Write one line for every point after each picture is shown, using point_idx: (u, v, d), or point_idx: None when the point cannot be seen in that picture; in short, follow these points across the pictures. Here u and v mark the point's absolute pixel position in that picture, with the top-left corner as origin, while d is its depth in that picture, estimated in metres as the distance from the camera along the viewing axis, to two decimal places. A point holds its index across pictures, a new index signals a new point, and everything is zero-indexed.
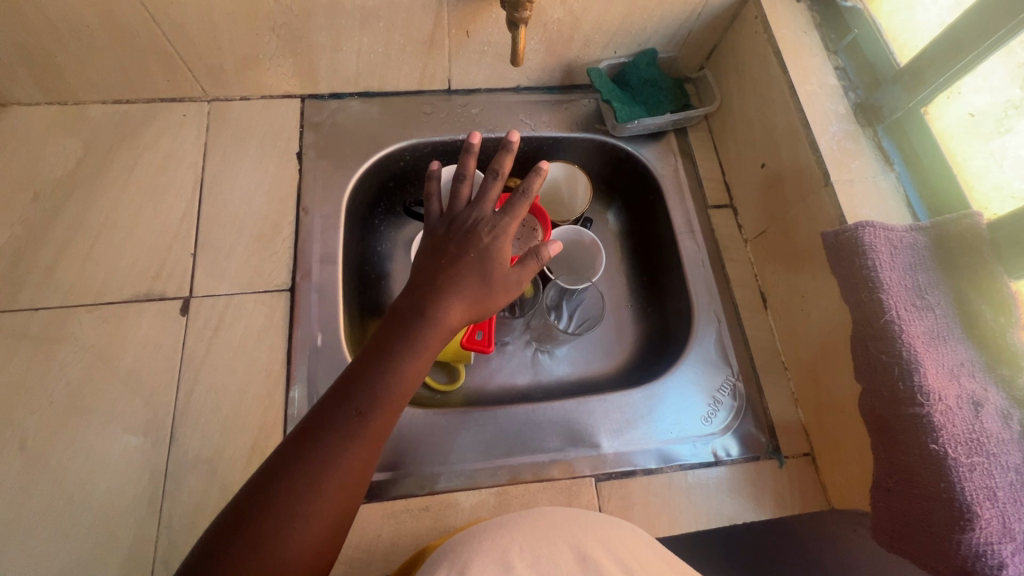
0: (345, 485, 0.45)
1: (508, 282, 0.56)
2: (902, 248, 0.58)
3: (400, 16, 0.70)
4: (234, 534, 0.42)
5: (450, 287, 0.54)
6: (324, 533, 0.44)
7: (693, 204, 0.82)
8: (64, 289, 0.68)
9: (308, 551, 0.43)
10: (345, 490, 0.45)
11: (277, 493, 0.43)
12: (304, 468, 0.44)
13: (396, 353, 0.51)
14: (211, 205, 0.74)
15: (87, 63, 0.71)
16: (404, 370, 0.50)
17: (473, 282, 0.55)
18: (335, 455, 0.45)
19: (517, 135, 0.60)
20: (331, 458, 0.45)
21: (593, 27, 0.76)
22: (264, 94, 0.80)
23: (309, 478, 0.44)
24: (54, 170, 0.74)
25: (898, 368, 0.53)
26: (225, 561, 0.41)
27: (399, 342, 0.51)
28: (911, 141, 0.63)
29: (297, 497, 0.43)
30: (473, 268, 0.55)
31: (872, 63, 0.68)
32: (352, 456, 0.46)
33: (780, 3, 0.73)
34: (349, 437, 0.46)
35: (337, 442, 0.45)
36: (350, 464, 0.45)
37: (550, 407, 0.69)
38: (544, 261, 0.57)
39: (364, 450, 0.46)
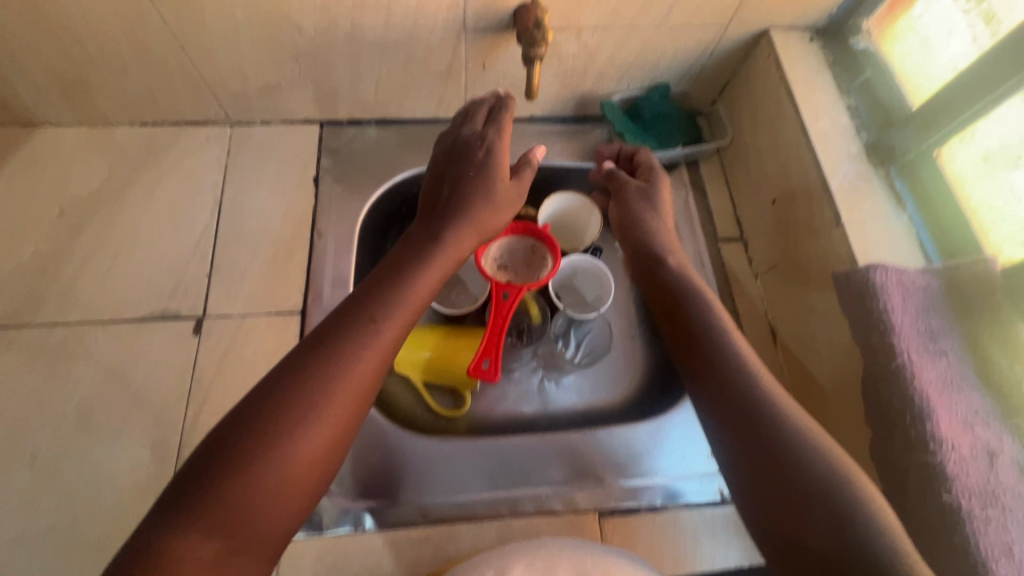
0: (351, 406, 0.43)
1: (513, 195, 0.64)
2: (915, 291, 0.57)
3: (418, 49, 0.72)
4: (230, 441, 0.40)
5: (464, 213, 0.59)
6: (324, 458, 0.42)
7: (704, 236, 0.81)
8: (82, 305, 0.69)
9: (302, 473, 0.40)
10: (354, 399, 0.44)
11: (280, 401, 0.42)
12: (313, 375, 0.43)
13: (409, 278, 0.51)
14: (228, 225, 0.76)
15: (118, 87, 0.74)
16: (417, 296, 0.51)
17: (480, 201, 0.60)
18: (343, 369, 0.44)
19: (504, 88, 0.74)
20: (337, 370, 0.44)
21: (607, 62, 0.77)
22: (284, 119, 0.82)
23: (313, 393, 0.42)
24: (80, 188, 0.76)
25: (911, 418, 0.52)
26: (229, 456, 0.39)
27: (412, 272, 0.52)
28: (923, 184, 0.63)
29: (302, 407, 0.42)
30: (477, 184, 0.61)
31: (885, 104, 0.68)
32: (358, 372, 0.44)
33: (793, 43, 0.74)
34: (358, 348, 0.45)
35: (349, 351, 0.45)
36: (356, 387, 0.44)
37: (556, 439, 0.68)
38: (535, 167, 0.67)
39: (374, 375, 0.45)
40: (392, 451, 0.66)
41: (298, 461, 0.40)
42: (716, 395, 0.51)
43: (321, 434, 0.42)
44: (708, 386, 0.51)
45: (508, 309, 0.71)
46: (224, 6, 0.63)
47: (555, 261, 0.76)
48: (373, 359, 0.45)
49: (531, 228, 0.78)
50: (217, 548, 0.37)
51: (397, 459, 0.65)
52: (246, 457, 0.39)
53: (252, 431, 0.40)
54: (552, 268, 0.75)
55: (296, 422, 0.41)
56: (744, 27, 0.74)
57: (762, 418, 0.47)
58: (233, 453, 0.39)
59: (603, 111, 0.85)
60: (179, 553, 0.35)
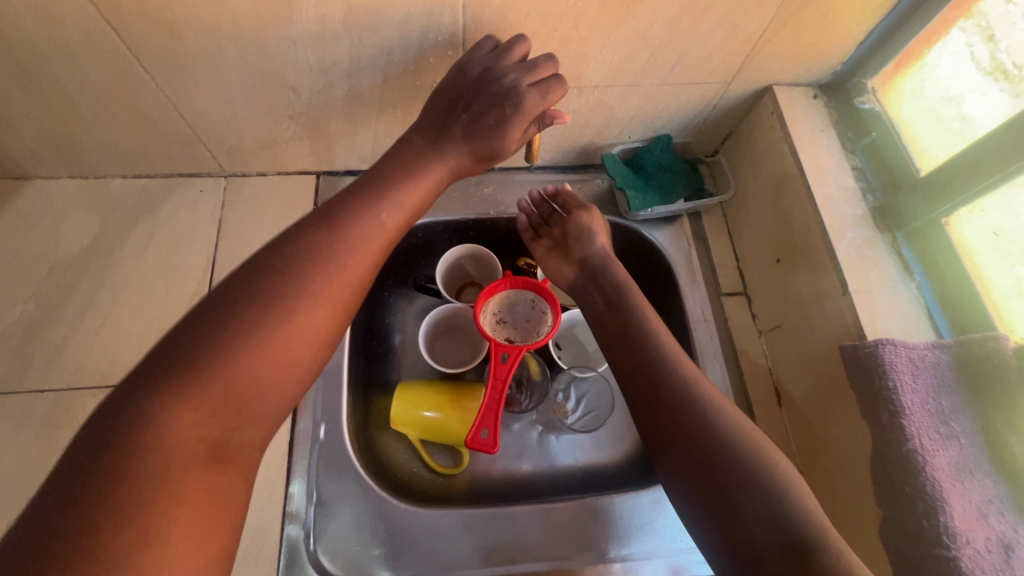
0: (317, 315, 0.50)
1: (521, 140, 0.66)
2: (924, 368, 0.56)
3: (417, 107, 0.71)
4: (198, 337, 0.45)
5: (462, 139, 0.64)
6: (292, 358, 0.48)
7: (706, 290, 0.80)
8: (72, 370, 0.68)
9: (273, 366, 0.47)
10: (317, 317, 0.50)
11: (246, 303, 0.48)
12: (275, 291, 0.49)
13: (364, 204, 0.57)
14: (221, 283, 0.74)
15: (110, 144, 0.72)
16: (373, 221, 0.56)
17: (485, 143, 0.64)
18: (303, 283, 0.50)
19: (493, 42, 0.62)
20: (298, 283, 0.50)
21: (608, 116, 0.76)
22: (280, 170, 0.81)
23: (276, 300, 0.48)
24: (71, 245, 0.74)
25: (925, 509, 0.51)
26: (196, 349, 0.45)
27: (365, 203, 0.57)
28: (931, 251, 0.62)
29: (267, 312, 0.48)
30: (489, 127, 0.63)
31: (891, 167, 0.68)
32: (318, 286, 0.51)
33: (797, 101, 0.73)
34: (319, 275, 0.51)
35: (312, 278, 0.50)
36: (321, 301, 0.51)
37: (556, 510, 0.66)
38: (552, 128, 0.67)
39: (335, 289, 0.52)
40: (387, 525, 0.64)
41: (268, 358, 0.47)
42: (714, 463, 0.52)
43: (288, 335, 0.48)
44: (703, 460, 0.53)
45: (507, 371, 0.68)
46: (219, 70, 0.62)
47: (555, 318, 0.73)
48: (335, 274, 0.52)
49: (530, 281, 0.75)
50: (207, 430, 0.43)
51: (393, 533, 0.64)
52: (217, 352, 0.45)
53: (220, 331, 0.46)
54: (552, 326, 0.72)
55: (263, 325, 0.47)
56: (747, 84, 0.73)
57: (763, 496, 0.49)
58: (202, 349, 0.45)
59: (603, 162, 0.83)
60: (169, 429, 0.42)
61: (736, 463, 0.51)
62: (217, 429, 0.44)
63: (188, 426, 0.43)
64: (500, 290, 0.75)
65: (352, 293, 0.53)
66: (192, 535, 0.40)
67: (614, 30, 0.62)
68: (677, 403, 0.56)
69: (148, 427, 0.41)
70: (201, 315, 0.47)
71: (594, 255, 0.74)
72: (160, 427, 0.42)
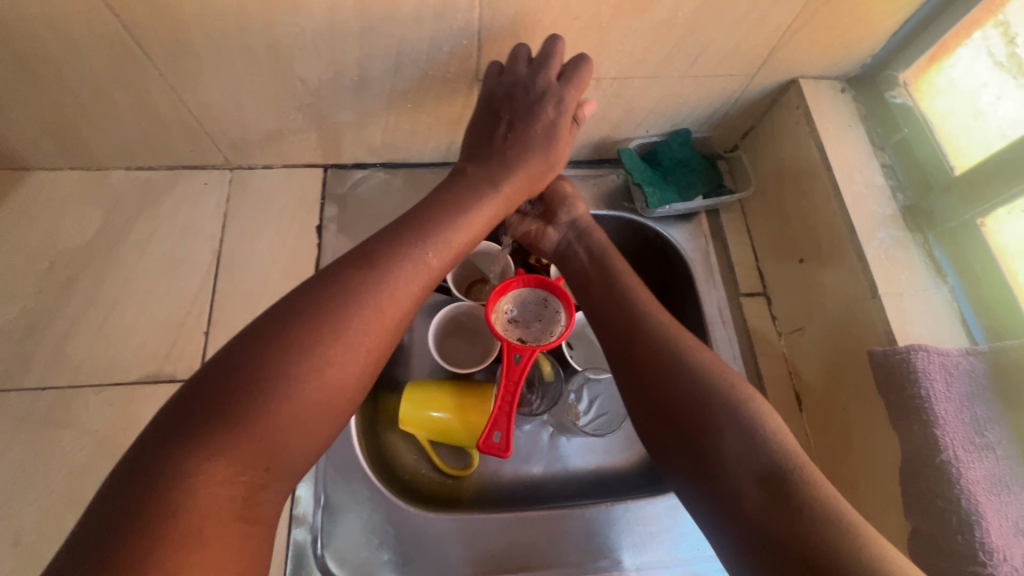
0: (350, 364, 0.47)
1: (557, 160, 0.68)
2: (958, 376, 0.53)
3: (429, 98, 0.68)
4: (233, 385, 0.43)
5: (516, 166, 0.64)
6: (322, 407, 0.45)
7: (724, 289, 0.78)
8: (73, 368, 0.66)
9: (303, 415, 0.44)
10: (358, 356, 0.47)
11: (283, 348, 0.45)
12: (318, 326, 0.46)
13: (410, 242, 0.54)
14: (226, 279, 0.72)
15: (111, 135, 0.70)
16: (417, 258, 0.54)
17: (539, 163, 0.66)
18: (341, 327, 0.47)
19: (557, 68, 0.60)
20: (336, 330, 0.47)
21: (626, 109, 0.73)
22: (286, 163, 0.78)
23: (319, 336, 0.46)
24: (73, 238, 0.73)
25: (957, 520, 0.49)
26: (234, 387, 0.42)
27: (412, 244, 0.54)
28: (965, 254, 0.60)
29: (300, 358, 0.45)
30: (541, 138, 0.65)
31: (923, 165, 0.65)
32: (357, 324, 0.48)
33: (823, 95, 0.71)
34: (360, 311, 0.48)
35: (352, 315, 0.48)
36: (356, 350, 0.47)
37: (570, 517, 0.64)
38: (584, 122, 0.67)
39: (375, 331, 0.49)
40: (394, 528, 0.62)
41: (301, 408, 0.44)
42: (728, 457, 0.49)
43: (323, 385, 0.45)
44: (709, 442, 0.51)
45: (520, 373, 0.66)
46: (224, 59, 0.60)
47: (568, 318, 0.70)
48: (376, 318, 0.49)
49: (545, 279, 0.72)
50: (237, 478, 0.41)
51: (403, 539, 0.62)
52: (250, 401, 0.42)
53: (262, 370, 0.43)
54: (565, 327, 0.69)
55: (299, 372, 0.44)
56: (772, 76, 0.70)
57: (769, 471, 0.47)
58: (240, 391, 0.42)
59: (620, 157, 0.80)
60: (205, 478, 0.39)
61: (756, 455, 0.48)
62: (248, 480, 0.41)
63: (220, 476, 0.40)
64: (513, 288, 0.73)
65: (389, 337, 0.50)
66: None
67: (637, 19, 0.59)
68: (693, 409, 0.52)
69: (180, 476, 0.39)
70: (236, 359, 0.44)
71: (578, 221, 0.74)
72: (191, 477, 0.39)
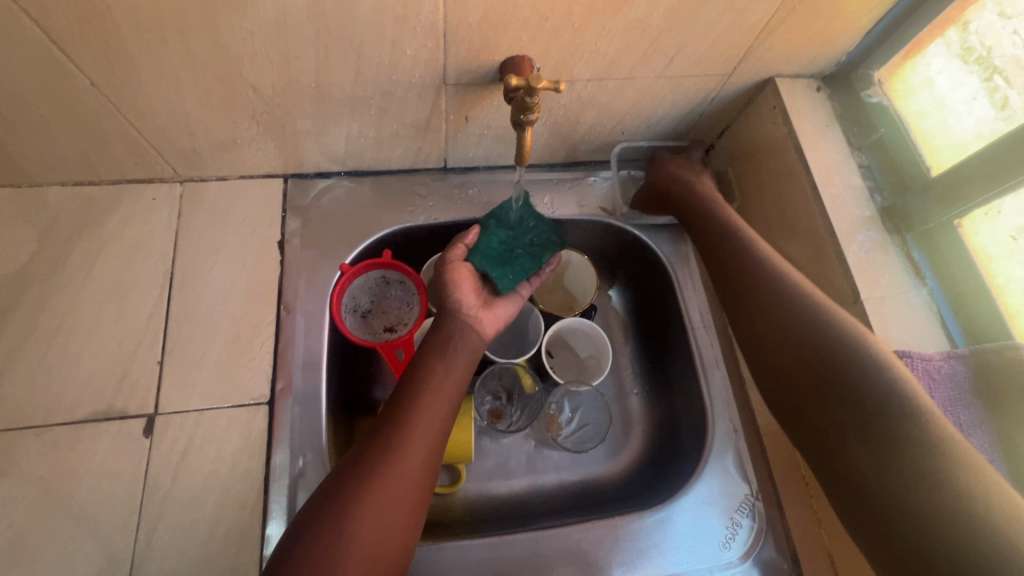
0: (401, 510, 0.50)
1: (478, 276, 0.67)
2: (941, 380, 0.53)
3: (394, 104, 0.64)
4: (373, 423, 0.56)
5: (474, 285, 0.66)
6: (381, 530, 0.49)
7: (705, 293, 0.76)
8: (11, 408, 0.60)
9: (433, 421, 0.56)
10: (430, 430, 0.55)
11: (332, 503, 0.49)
12: (399, 425, 0.54)
13: (402, 427, 0.54)
14: (182, 302, 0.67)
15: (43, 149, 0.64)
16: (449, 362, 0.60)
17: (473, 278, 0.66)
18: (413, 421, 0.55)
19: (544, 80, 0.55)
20: (408, 441, 0.53)
21: (602, 110, 0.70)
22: (242, 174, 0.73)
23: (397, 430, 0.54)
24: (5, 265, 0.66)
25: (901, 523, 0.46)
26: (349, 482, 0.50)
27: (413, 424, 0.54)
28: (943, 255, 0.60)
29: (352, 505, 0.49)
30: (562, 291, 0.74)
31: (899, 165, 0.65)
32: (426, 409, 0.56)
33: (799, 94, 0.69)
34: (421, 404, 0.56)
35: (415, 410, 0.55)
36: (433, 411, 0.56)
37: (556, 535, 0.63)
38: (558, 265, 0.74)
39: (419, 463, 0.53)
40: None
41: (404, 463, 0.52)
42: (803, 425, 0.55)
43: (424, 431, 0.55)
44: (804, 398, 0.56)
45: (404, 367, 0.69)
46: (165, 66, 0.55)
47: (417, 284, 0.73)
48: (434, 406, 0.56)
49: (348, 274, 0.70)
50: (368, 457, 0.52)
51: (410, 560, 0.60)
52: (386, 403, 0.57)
53: (365, 462, 0.51)
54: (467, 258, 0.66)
55: (388, 457, 0.52)
56: (749, 75, 0.68)
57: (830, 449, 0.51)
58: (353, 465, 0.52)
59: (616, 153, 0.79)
60: (350, 464, 0.52)
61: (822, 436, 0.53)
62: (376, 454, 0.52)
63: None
64: (348, 285, 0.71)
65: (427, 462, 0.54)
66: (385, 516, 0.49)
67: (611, 18, 0.56)
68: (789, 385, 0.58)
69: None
70: (341, 469, 0.52)
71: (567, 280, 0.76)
72: (347, 461, 0.52)
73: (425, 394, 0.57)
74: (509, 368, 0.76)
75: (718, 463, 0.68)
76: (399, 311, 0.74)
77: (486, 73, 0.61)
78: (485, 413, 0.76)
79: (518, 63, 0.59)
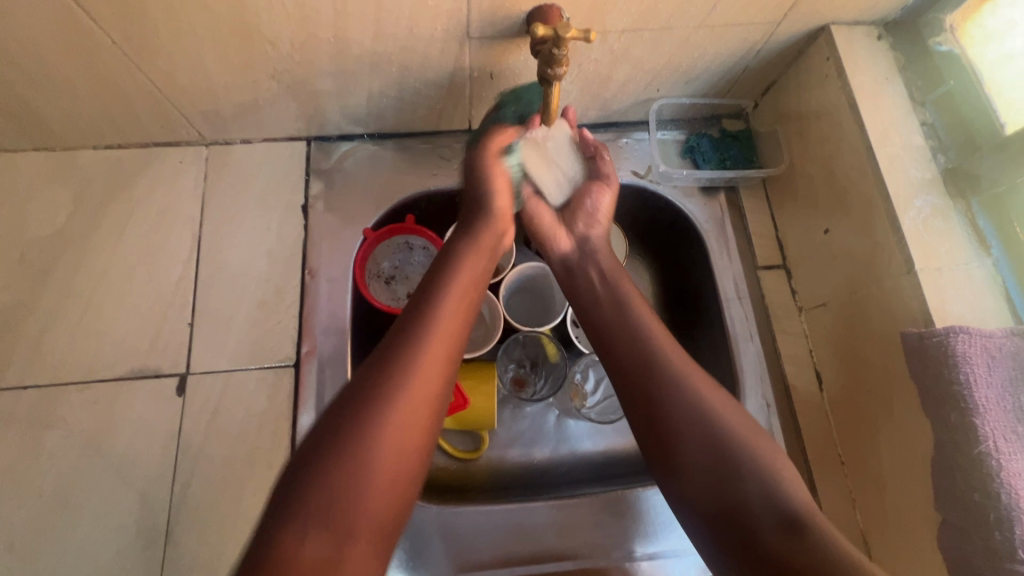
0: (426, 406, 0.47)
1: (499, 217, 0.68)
2: (1001, 359, 0.49)
3: (416, 60, 0.61)
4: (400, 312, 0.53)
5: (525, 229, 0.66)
6: (402, 444, 0.46)
7: (741, 263, 0.72)
8: (54, 365, 0.63)
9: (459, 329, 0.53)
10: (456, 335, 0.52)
11: (334, 441, 0.44)
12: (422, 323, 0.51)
13: (414, 349, 0.49)
14: (209, 264, 0.68)
15: (71, 111, 0.64)
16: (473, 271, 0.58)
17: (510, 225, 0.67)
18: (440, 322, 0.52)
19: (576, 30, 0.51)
20: (431, 341, 0.50)
21: (636, 64, 0.65)
22: (265, 137, 0.72)
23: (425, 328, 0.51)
24: (41, 227, 0.68)
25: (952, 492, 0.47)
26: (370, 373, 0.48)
27: (420, 351, 0.49)
28: (1013, 223, 0.54)
29: (369, 418, 0.45)
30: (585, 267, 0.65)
31: (968, 121, 0.58)
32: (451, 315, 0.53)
33: (857, 45, 0.63)
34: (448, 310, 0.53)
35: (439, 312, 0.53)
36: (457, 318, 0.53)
37: (577, 503, 0.63)
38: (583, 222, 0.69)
39: (430, 393, 0.48)
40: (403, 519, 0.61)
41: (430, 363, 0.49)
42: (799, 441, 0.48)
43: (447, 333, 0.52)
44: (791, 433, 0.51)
45: None
46: (182, 23, 0.53)
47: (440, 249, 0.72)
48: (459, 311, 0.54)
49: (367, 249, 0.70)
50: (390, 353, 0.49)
51: (429, 523, 0.61)
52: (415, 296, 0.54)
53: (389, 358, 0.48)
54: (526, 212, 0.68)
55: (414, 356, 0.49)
56: (800, 23, 0.62)
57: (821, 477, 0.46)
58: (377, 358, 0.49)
59: (655, 111, 0.74)
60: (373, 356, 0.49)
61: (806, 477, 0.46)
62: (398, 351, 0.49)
63: (300, 548, 0.40)
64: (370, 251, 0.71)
65: (440, 393, 0.49)
66: (412, 417, 0.47)
67: None
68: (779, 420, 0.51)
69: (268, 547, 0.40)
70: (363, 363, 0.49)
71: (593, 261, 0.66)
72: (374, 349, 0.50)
73: (445, 306, 0.53)
74: (532, 337, 0.75)
75: None
76: (422, 277, 0.73)
77: (512, 24, 0.57)
78: (508, 380, 0.76)
79: (545, 10, 0.54)
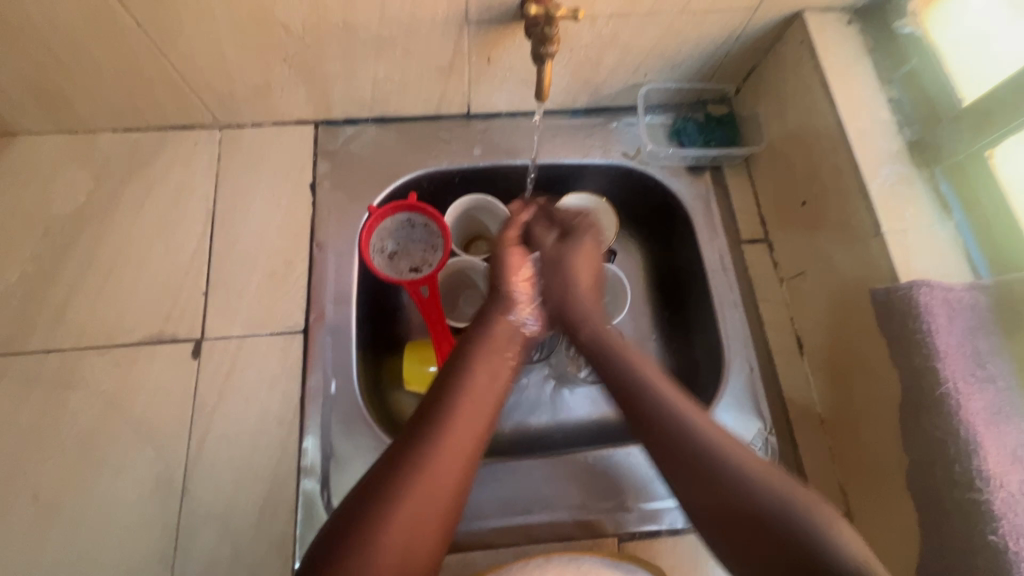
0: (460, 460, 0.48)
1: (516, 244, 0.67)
2: (961, 310, 0.53)
3: (419, 44, 0.66)
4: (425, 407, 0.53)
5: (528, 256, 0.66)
6: (431, 494, 0.46)
7: (726, 238, 0.77)
8: (76, 331, 0.66)
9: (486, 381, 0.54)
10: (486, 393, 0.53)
11: (364, 511, 0.45)
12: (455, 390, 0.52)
13: (448, 414, 0.50)
14: (222, 238, 0.72)
15: (95, 94, 0.68)
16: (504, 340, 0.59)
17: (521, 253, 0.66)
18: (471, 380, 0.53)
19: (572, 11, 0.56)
20: (462, 402, 0.51)
21: (624, 49, 0.70)
22: (275, 121, 0.77)
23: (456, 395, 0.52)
24: (65, 204, 0.72)
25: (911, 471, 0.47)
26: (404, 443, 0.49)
27: (456, 409, 0.51)
28: (972, 188, 0.59)
29: (399, 486, 0.46)
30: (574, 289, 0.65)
31: (931, 97, 0.63)
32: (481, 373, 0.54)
33: (828, 29, 0.68)
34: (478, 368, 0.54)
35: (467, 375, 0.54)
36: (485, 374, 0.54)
37: (571, 459, 0.66)
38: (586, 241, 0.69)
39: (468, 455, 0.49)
40: None
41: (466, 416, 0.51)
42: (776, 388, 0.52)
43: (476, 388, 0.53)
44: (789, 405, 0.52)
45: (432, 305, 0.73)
46: (203, 7, 0.58)
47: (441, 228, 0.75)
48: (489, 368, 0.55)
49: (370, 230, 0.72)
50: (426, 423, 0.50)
51: None
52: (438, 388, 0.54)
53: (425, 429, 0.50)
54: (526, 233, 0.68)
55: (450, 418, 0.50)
56: (776, 9, 0.67)
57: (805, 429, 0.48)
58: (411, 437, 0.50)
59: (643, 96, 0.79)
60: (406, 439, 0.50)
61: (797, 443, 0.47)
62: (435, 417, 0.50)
63: None
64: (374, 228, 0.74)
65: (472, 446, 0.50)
66: (445, 466, 0.48)
67: None
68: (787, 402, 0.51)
69: None
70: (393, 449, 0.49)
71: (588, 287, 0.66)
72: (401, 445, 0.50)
73: (478, 372, 0.54)
74: None
75: (733, 398, 0.68)
76: (423, 253, 0.76)
77: (508, 9, 0.62)
78: None
79: None
